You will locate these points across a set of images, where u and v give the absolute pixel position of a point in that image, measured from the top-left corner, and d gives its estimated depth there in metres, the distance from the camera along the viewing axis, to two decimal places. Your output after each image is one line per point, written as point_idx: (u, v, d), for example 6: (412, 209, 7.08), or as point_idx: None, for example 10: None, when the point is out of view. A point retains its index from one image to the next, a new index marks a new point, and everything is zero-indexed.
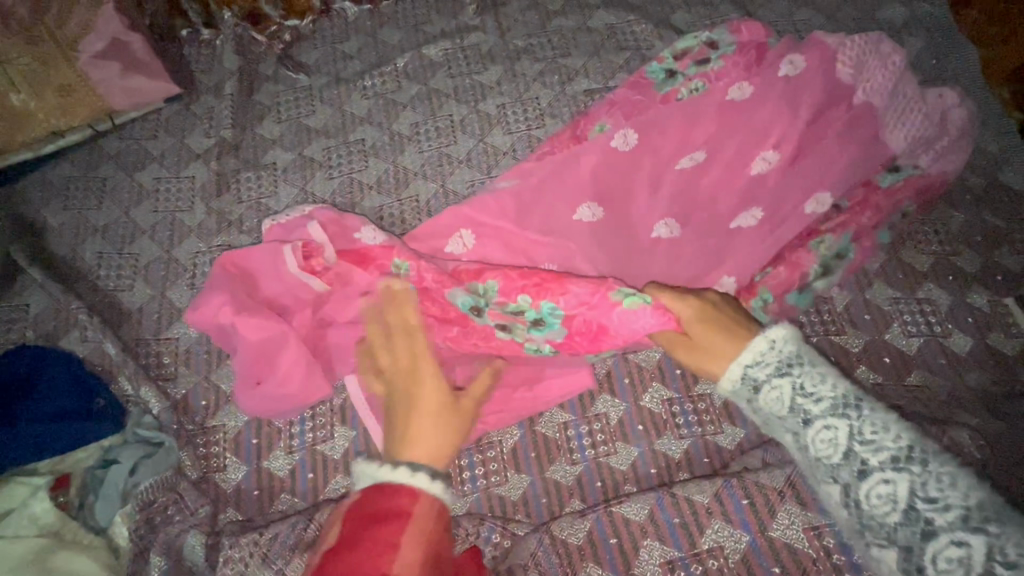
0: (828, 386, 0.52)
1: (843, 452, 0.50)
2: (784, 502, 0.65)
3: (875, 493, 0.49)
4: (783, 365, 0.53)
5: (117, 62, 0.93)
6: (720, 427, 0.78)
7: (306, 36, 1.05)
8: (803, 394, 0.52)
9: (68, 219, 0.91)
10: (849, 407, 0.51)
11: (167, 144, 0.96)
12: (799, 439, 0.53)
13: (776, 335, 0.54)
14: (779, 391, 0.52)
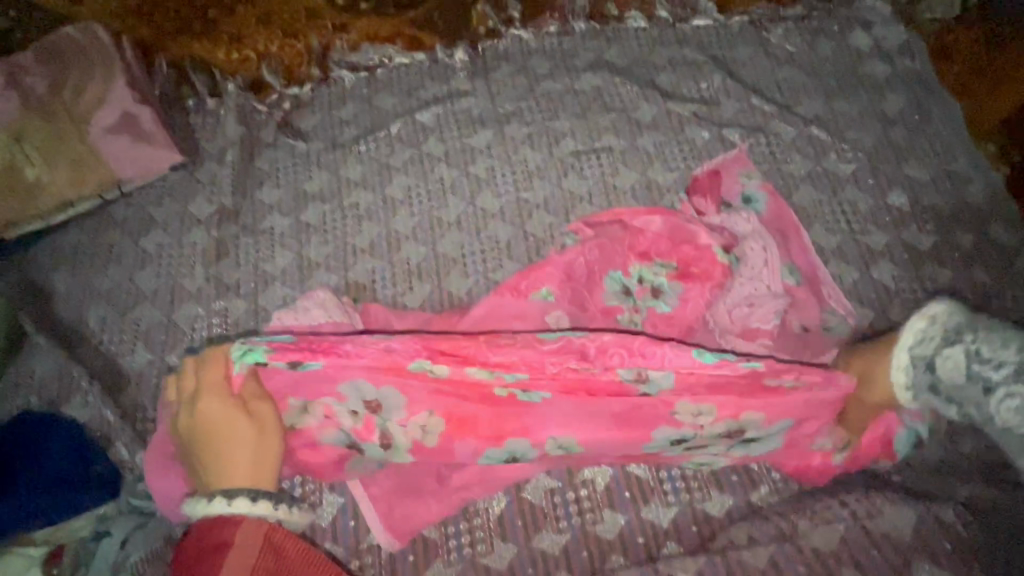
0: (995, 348, 0.68)
1: (996, 397, 0.67)
2: None
3: (1008, 387, 0.66)
4: (949, 334, 0.71)
5: (126, 134, 0.99)
6: (708, 494, 0.77)
7: (306, 102, 1.09)
8: (977, 359, 0.68)
9: (75, 284, 0.95)
10: (972, 349, 0.69)
11: (172, 210, 1.00)
12: (975, 406, 0.68)
13: (938, 311, 0.72)
14: (953, 359, 0.69)
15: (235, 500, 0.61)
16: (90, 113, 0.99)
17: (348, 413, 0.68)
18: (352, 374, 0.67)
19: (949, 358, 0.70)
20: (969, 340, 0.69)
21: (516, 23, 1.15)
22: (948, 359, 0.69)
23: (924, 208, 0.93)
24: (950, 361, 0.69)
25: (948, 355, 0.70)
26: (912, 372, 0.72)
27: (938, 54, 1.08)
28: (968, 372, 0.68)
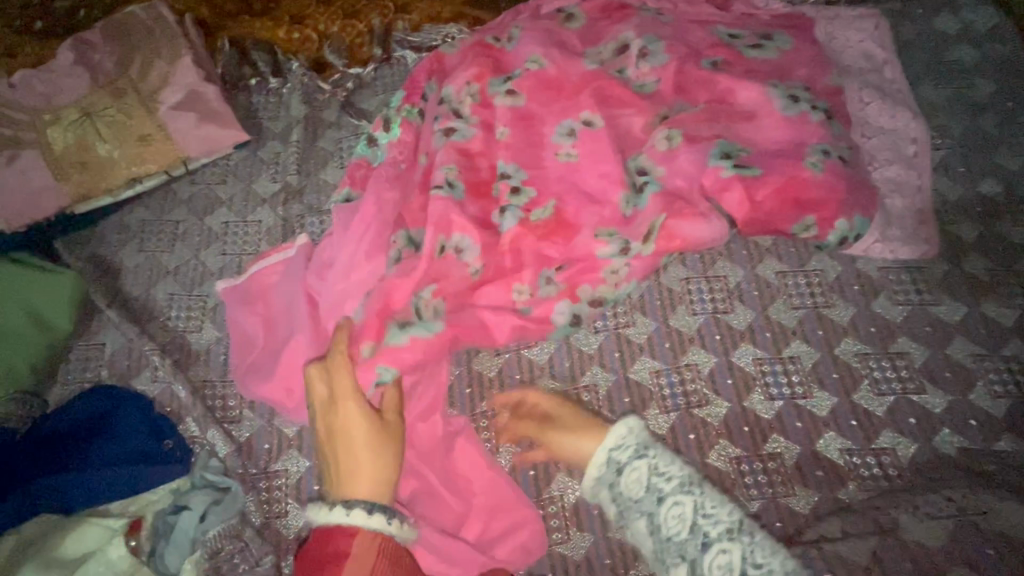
0: (677, 467, 0.62)
1: (689, 528, 0.59)
2: None
3: (715, 559, 0.56)
4: (640, 447, 0.64)
5: (193, 112, 0.98)
6: (793, 489, 0.74)
7: (368, 82, 1.07)
8: (657, 472, 0.62)
9: (142, 260, 0.95)
10: (693, 485, 0.61)
11: (236, 189, 0.99)
12: (651, 519, 0.61)
13: (632, 423, 0.66)
14: (636, 472, 0.63)
15: (353, 511, 0.57)
16: (158, 89, 0.98)
17: (444, 185, 0.82)
18: (526, 49, 0.93)
19: (631, 473, 0.63)
20: (653, 455, 0.63)
21: None
22: (668, 516, 0.60)
23: (1019, 200, 0.88)
24: (670, 522, 0.60)
25: (624, 503, 0.63)
26: (631, 533, 0.63)
27: None
28: (654, 529, 0.61)
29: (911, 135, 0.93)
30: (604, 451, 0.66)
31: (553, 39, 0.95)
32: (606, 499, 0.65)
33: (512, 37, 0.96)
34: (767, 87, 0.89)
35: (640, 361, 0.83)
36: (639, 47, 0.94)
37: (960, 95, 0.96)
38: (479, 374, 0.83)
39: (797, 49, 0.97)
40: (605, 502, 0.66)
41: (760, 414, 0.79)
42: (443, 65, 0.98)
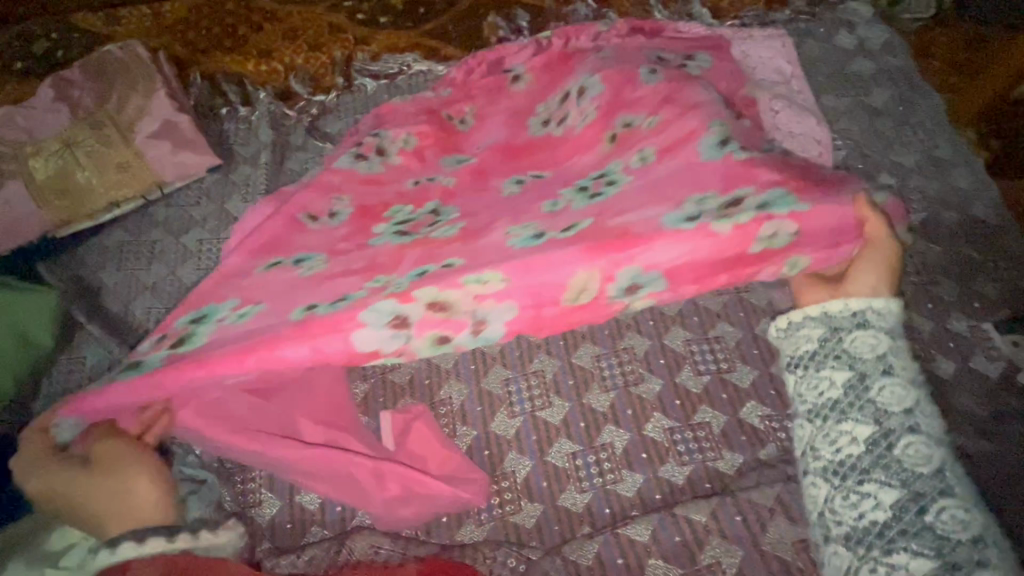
0: (909, 367, 0.65)
1: (928, 466, 0.60)
2: (775, 518, 0.73)
3: (912, 447, 0.61)
4: (867, 320, 0.68)
5: (167, 141, 1.07)
6: (720, 453, 0.83)
7: (331, 108, 1.16)
8: (892, 359, 0.65)
9: (122, 278, 1.02)
10: (916, 385, 0.64)
11: (209, 210, 1.07)
12: (901, 439, 0.61)
13: (887, 302, 0.68)
14: (875, 339, 0.66)
15: (147, 543, 0.65)
16: (135, 121, 1.07)
17: (327, 214, 0.93)
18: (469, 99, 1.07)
19: (864, 334, 0.67)
20: (898, 343, 0.67)
21: (526, 32, 1.21)
22: (881, 392, 0.64)
23: (911, 191, 1.00)
24: (883, 399, 0.63)
25: (839, 349, 0.67)
26: (801, 381, 0.69)
27: (920, 52, 1.13)
28: (856, 384, 0.65)
29: (819, 137, 1.04)
30: (852, 303, 0.69)
31: (502, 110, 1.04)
32: (807, 349, 0.69)
33: (464, 117, 1.05)
34: (702, 98, 0.89)
35: (583, 348, 0.91)
36: (577, 87, 0.99)
37: (857, 102, 1.08)
38: (436, 366, 0.92)
39: (715, 67, 1.09)
40: (803, 344, 0.70)
41: (690, 388, 0.88)
42: (392, 114, 1.07)
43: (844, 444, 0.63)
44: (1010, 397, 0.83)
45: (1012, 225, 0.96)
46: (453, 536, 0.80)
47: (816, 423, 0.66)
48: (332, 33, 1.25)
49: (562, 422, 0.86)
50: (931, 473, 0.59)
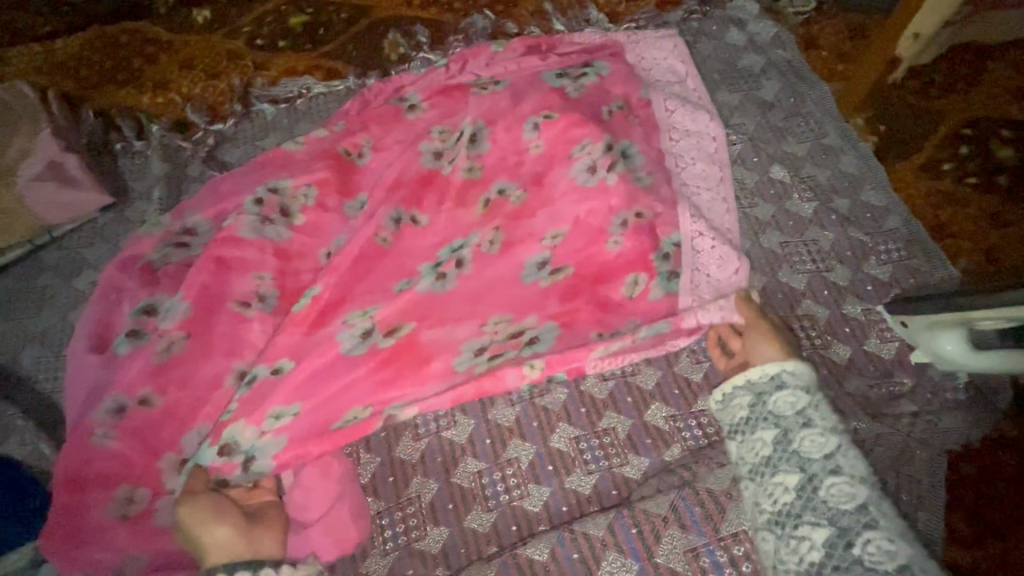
0: (828, 417, 0.67)
1: (854, 501, 0.59)
2: (668, 527, 0.74)
3: (836, 486, 0.61)
4: (805, 391, 0.68)
5: (52, 180, 1.02)
6: (626, 458, 0.82)
7: (230, 136, 1.13)
8: (813, 409, 0.67)
9: (9, 329, 0.97)
10: (840, 434, 0.65)
11: (103, 250, 1.04)
12: (821, 477, 0.62)
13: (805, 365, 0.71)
14: (795, 397, 0.68)
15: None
16: (16, 163, 1.02)
17: (256, 298, 0.83)
18: (362, 120, 1.03)
19: (786, 394, 0.69)
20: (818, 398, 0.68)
21: (425, 47, 1.21)
22: (803, 442, 0.65)
23: (803, 180, 1.02)
24: (804, 448, 0.65)
25: (764, 412, 0.69)
26: (742, 445, 0.70)
27: (807, 43, 1.17)
28: (782, 439, 0.66)
29: (713, 135, 1.05)
30: (767, 369, 0.71)
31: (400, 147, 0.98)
32: (741, 417, 0.71)
33: (362, 150, 0.99)
34: (579, 165, 0.92)
35: None
36: (469, 132, 0.95)
37: (750, 96, 1.10)
38: None
39: (614, 72, 1.08)
40: (736, 413, 0.72)
41: (595, 394, 0.87)
42: (280, 158, 0.99)
43: (779, 493, 0.64)
44: (902, 376, 0.85)
45: (898, 208, 0.98)
46: (358, 569, 0.77)
47: (754, 481, 0.67)
48: (230, 60, 1.24)
49: (467, 441, 0.85)
50: (855, 509, 0.59)
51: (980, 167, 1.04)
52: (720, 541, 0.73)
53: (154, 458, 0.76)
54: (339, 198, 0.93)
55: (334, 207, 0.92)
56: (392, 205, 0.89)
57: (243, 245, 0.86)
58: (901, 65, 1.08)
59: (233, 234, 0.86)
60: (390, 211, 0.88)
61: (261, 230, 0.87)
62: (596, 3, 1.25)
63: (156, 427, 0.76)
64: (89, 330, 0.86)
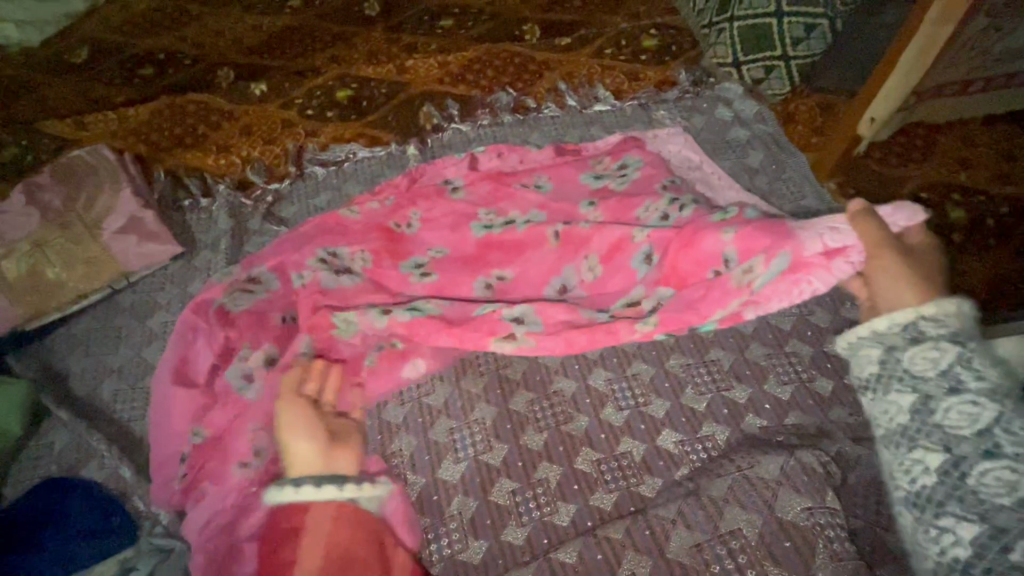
0: (995, 374, 0.60)
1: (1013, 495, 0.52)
2: (677, 528, 0.86)
3: (993, 473, 0.54)
4: (953, 338, 0.64)
5: (133, 234, 1.17)
6: (641, 478, 0.94)
7: (286, 194, 1.29)
8: (965, 365, 0.61)
9: (88, 364, 1.09)
10: (1004, 398, 0.58)
11: (172, 294, 1.17)
12: (974, 461, 0.55)
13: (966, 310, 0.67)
14: (937, 351, 0.63)
15: (302, 487, 0.75)
16: (103, 217, 1.17)
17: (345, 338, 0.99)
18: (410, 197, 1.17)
19: (920, 349, 0.64)
20: (970, 348, 0.63)
21: (456, 119, 1.40)
22: (947, 412, 0.59)
23: None
24: (950, 419, 0.58)
25: (898, 371, 0.65)
26: (873, 403, 0.66)
27: (784, 118, 1.37)
28: (922, 408, 0.61)
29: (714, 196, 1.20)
30: (897, 318, 0.68)
31: (448, 222, 1.12)
32: (869, 371, 0.68)
33: (410, 222, 1.13)
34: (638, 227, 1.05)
35: (518, 395, 1.03)
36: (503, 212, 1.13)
37: (738, 164, 1.29)
38: (387, 422, 1.00)
39: (648, 162, 1.17)
40: (867, 366, 0.69)
41: (613, 422, 0.99)
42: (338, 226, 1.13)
43: (917, 475, 0.59)
44: None
45: None
46: None
47: (891, 455, 0.63)
48: (285, 127, 1.41)
49: (502, 462, 0.96)
50: (1016, 505, 0.52)
51: (937, 225, 1.21)
52: (720, 537, 0.85)
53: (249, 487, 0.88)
54: (401, 260, 1.08)
55: (393, 265, 1.07)
56: (451, 269, 1.07)
57: (325, 301, 1.01)
58: (863, 143, 1.25)
59: (316, 287, 1.02)
60: (450, 275, 1.07)
61: (333, 290, 1.03)
62: (603, 83, 1.45)
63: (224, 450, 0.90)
64: (171, 365, 0.98)
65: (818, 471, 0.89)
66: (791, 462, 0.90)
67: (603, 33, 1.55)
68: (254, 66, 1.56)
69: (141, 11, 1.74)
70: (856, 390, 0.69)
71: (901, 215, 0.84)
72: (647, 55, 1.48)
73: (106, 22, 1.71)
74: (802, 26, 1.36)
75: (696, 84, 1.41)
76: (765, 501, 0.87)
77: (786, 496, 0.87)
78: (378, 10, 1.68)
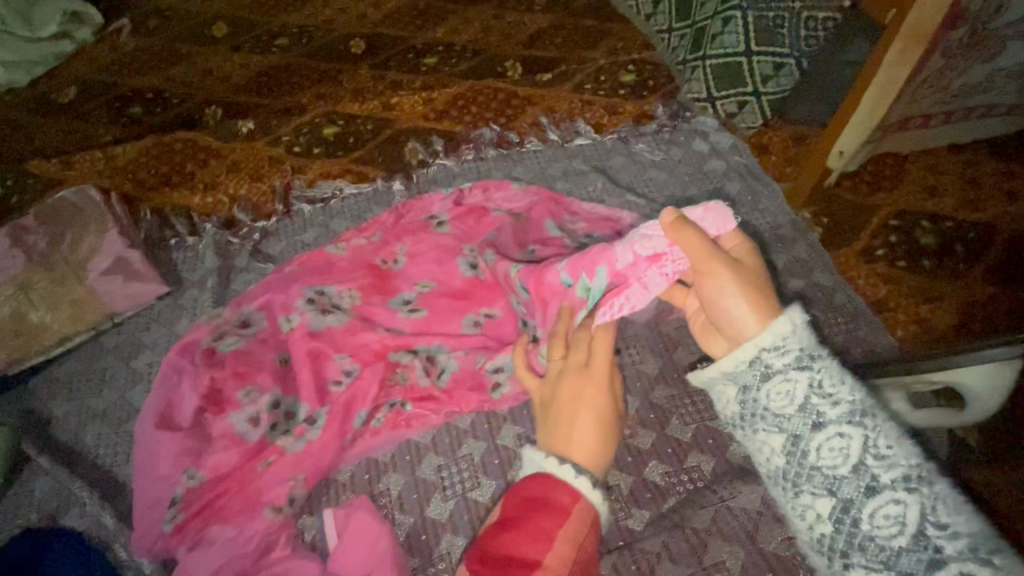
0: (846, 390, 0.55)
1: (903, 528, 0.50)
2: (663, 562, 0.86)
3: (881, 510, 0.51)
4: (802, 358, 0.57)
5: (119, 274, 1.17)
6: (629, 512, 0.94)
7: (273, 231, 1.31)
8: (821, 393, 0.55)
9: (71, 407, 1.08)
10: (863, 415, 0.54)
11: (158, 333, 1.17)
12: (860, 500, 0.52)
13: (793, 322, 0.58)
14: (790, 383, 0.56)
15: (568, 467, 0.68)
16: (87, 259, 1.17)
17: (343, 376, 1.00)
18: (391, 237, 1.18)
19: (776, 382, 0.57)
20: (818, 368, 0.56)
21: (441, 154, 1.43)
22: (820, 450, 0.54)
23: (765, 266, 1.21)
24: (824, 460, 0.54)
25: (759, 411, 0.57)
26: (747, 443, 0.60)
27: (759, 149, 1.42)
28: (794, 449, 0.56)
29: None
30: (739, 355, 0.59)
31: (433, 256, 1.13)
32: (732, 412, 0.60)
33: (397, 259, 1.15)
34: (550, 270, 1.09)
35: (505, 429, 1.02)
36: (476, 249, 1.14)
37: (716, 195, 1.32)
38: (374, 460, 1.00)
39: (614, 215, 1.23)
40: (724, 406, 0.61)
41: None
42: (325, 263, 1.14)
43: (813, 522, 0.55)
44: None
45: (844, 288, 1.18)
46: None
47: (782, 499, 0.58)
48: (272, 165, 1.43)
49: (490, 499, 0.96)
50: (911, 543, 0.50)
51: (908, 252, 1.25)
52: (706, 569, 0.85)
53: (249, 533, 0.88)
54: (387, 298, 1.09)
55: (380, 302, 1.08)
56: (439, 306, 1.08)
57: (317, 342, 1.01)
58: (834, 173, 1.30)
59: (305, 330, 1.02)
60: (439, 312, 1.08)
61: (322, 330, 1.02)
62: (583, 117, 1.49)
63: (224, 498, 0.90)
64: (155, 409, 0.96)
65: None
66: (772, 492, 0.91)
67: (583, 69, 1.60)
68: (241, 104, 1.58)
69: (130, 51, 1.77)
70: (729, 429, 0.62)
71: (714, 220, 0.75)
72: (626, 89, 1.53)
73: (95, 63, 1.74)
74: (771, 64, 1.40)
75: (673, 117, 1.46)
76: (748, 532, 0.88)
77: (768, 526, 0.88)
78: (364, 48, 1.72)
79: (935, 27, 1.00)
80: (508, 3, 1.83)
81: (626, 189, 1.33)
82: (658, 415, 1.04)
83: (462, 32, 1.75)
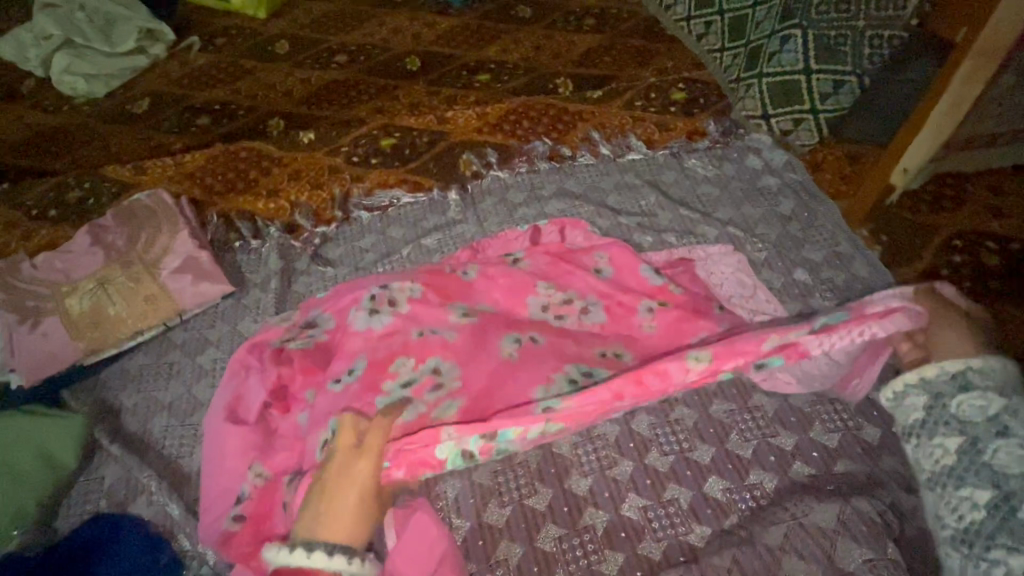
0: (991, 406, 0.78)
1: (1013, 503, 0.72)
2: None
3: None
4: (968, 387, 0.80)
5: (189, 273, 1.22)
6: (690, 527, 0.92)
7: (332, 237, 1.35)
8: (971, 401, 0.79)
9: (139, 399, 1.12)
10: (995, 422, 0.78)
11: (222, 331, 1.20)
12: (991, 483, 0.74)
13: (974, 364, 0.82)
14: (975, 401, 0.79)
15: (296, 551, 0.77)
16: (160, 258, 1.23)
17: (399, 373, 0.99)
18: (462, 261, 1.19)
19: (964, 400, 0.80)
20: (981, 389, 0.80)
21: (494, 166, 1.46)
22: (998, 454, 0.75)
23: (823, 282, 1.20)
24: (1000, 460, 0.74)
25: (944, 417, 0.80)
26: (918, 448, 0.82)
27: (815, 167, 1.40)
28: (968, 449, 0.77)
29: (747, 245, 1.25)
30: (947, 368, 0.83)
31: (506, 286, 1.11)
32: (915, 418, 0.83)
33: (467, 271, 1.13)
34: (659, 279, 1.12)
35: (561, 437, 1.03)
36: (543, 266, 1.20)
37: (770, 211, 1.32)
38: None
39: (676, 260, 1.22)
40: (913, 414, 0.84)
41: (658, 467, 0.99)
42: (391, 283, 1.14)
43: (964, 508, 0.74)
44: None
45: None
46: None
47: (939, 494, 0.78)
48: (331, 174, 1.48)
49: (547, 508, 0.95)
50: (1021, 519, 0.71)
51: (973, 273, 1.22)
52: None
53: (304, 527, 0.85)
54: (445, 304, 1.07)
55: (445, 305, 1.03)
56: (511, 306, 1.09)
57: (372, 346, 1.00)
58: (895, 193, 1.28)
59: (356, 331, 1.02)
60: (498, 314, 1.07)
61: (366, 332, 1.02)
62: (634, 132, 1.51)
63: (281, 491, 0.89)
64: (224, 402, 1.00)
65: (869, 519, 0.88)
66: (847, 509, 0.90)
67: (633, 86, 1.63)
68: (303, 116, 1.65)
69: (199, 66, 1.87)
70: (902, 434, 0.85)
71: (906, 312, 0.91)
72: (676, 106, 1.55)
73: (166, 76, 1.84)
74: (830, 83, 1.41)
75: (726, 134, 1.46)
76: (824, 552, 0.86)
77: (843, 545, 0.86)
78: (419, 65, 1.78)
79: (1013, 38, 1.03)
80: (558, 24, 1.88)
81: (678, 204, 1.34)
82: (717, 429, 1.02)
83: (513, 51, 1.80)
